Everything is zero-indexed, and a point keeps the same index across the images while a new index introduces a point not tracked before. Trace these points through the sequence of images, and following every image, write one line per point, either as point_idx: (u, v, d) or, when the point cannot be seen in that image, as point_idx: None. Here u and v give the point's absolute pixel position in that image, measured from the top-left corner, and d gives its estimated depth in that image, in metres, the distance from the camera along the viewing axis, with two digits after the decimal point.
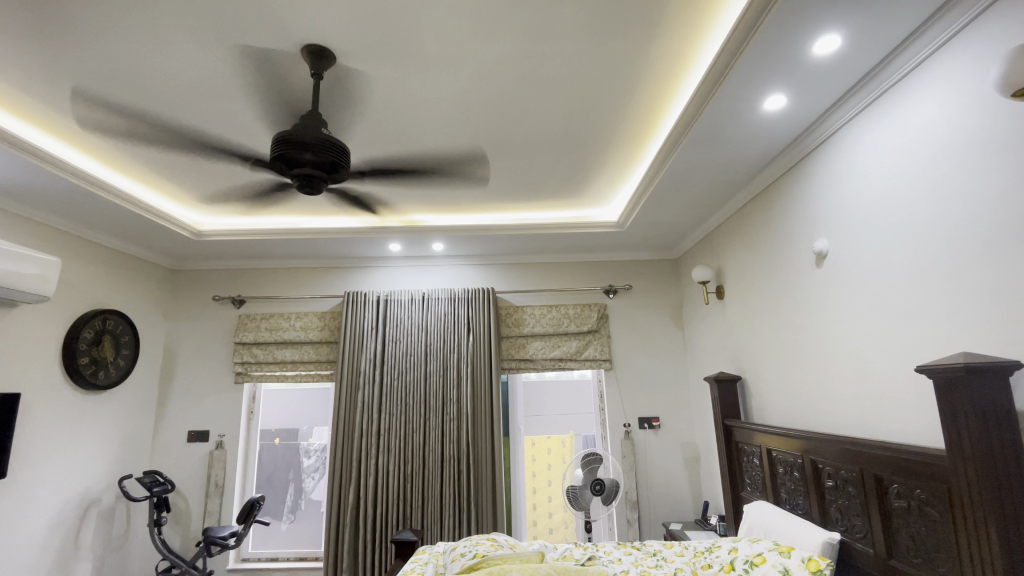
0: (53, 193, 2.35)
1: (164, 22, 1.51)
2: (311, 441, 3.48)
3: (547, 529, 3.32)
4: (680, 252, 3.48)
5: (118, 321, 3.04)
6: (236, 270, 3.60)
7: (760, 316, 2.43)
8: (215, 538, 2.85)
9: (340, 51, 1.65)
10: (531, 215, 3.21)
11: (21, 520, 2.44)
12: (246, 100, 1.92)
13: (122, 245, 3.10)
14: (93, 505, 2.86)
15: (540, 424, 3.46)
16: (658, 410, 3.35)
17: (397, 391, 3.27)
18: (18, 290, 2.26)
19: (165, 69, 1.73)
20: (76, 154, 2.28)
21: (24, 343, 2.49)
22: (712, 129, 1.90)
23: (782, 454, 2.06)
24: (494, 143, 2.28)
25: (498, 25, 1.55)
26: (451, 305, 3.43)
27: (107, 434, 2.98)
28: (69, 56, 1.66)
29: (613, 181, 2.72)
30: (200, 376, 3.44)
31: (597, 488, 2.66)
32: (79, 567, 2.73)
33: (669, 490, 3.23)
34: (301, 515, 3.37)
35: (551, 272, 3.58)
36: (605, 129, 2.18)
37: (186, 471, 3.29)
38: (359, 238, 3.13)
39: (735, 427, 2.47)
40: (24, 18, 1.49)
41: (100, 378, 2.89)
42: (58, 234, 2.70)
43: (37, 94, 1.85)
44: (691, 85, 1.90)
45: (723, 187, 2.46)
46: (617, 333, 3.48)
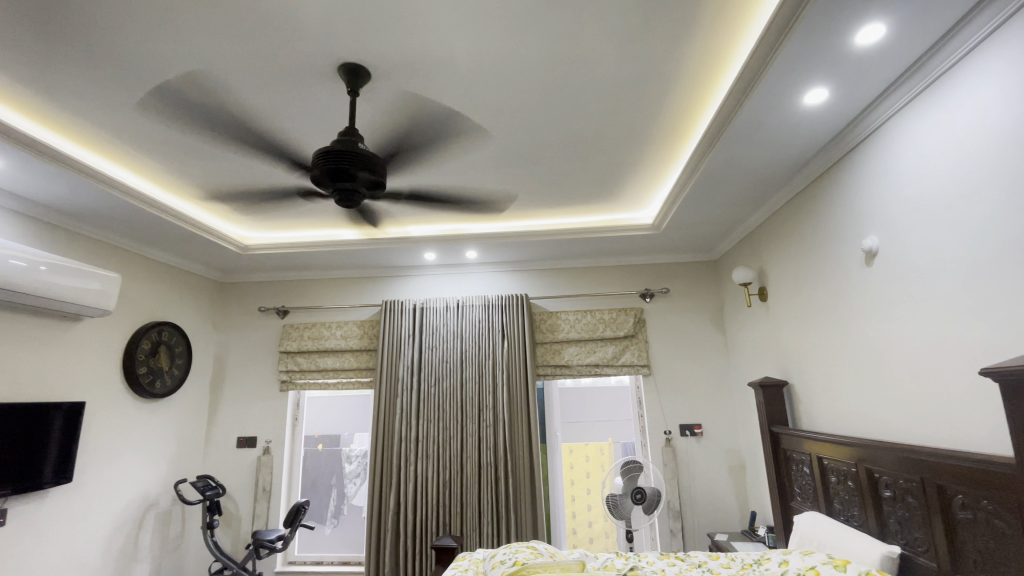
0: (113, 214, 2.52)
1: (210, 50, 1.60)
2: (352, 447, 3.56)
3: (588, 538, 3.27)
4: (719, 253, 3.39)
5: (173, 332, 3.21)
6: (279, 282, 3.74)
7: (806, 318, 2.33)
8: (263, 541, 2.93)
9: (374, 69, 1.70)
10: (564, 220, 3.19)
11: (87, 521, 2.59)
12: (287, 120, 2.01)
13: (175, 260, 3.28)
14: (151, 508, 3.02)
15: (577, 431, 3.41)
16: (699, 416, 3.26)
17: (434, 397, 3.31)
18: (82, 304, 2.42)
19: (212, 95, 1.83)
20: (132, 176, 2.43)
21: (89, 353, 2.66)
22: (750, 126, 1.85)
23: (835, 462, 1.96)
24: (525, 149, 2.29)
25: (526, 32, 1.57)
26: (485, 312, 3.44)
27: (163, 440, 3.14)
28: (126, 86, 1.77)
29: (647, 183, 2.68)
30: (247, 384, 3.58)
31: (638, 497, 2.60)
32: (138, 565, 2.88)
33: (713, 499, 3.13)
34: (344, 519, 3.44)
35: (586, 277, 3.55)
36: (636, 131, 2.16)
37: (236, 476, 3.43)
38: (394, 248, 3.20)
39: (782, 434, 2.37)
40: (85, 52, 1.60)
41: (156, 386, 3.06)
42: (116, 251, 2.87)
43: (97, 122, 1.99)
44: (726, 83, 1.86)
45: (763, 185, 2.39)
46: (654, 337, 3.41)
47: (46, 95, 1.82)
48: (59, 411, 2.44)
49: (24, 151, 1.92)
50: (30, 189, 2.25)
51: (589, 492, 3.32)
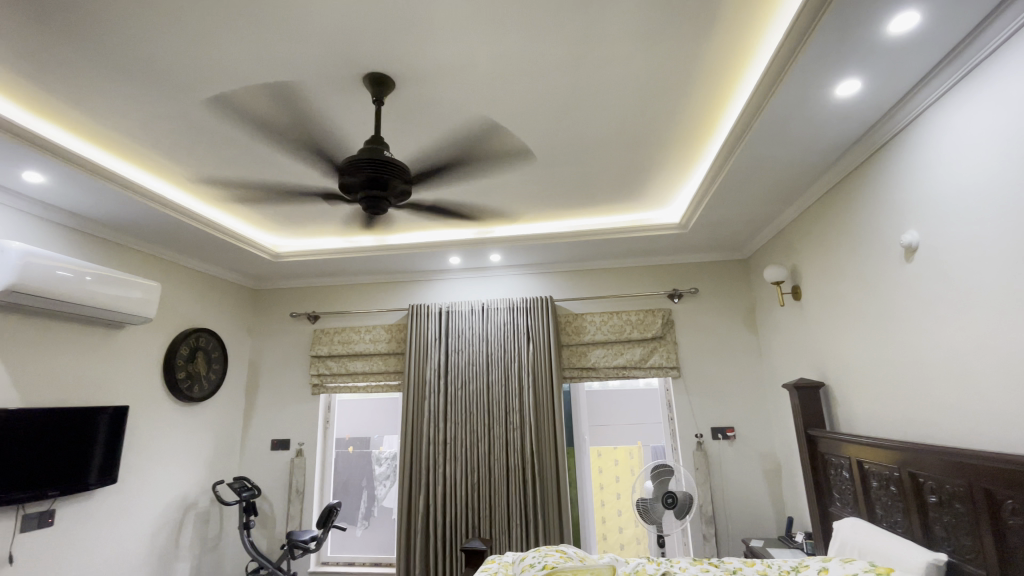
0: (152, 224, 2.62)
1: (241, 64, 1.66)
2: (382, 449, 3.61)
3: (619, 543, 3.23)
4: (749, 251, 3.30)
5: (209, 338, 3.32)
6: (309, 288, 3.83)
7: (842, 318, 2.25)
8: (297, 542, 3.00)
9: (398, 78, 1.73)
10: (588, 222, 3.17)
11: (131, 520, 2.70)
12: (314, 131, 2.06)
13: (211, 268, 3.39)
14: (191, 508, 3.13)
15: (606, 435, 3.38)
16: (731, 419, 3.18)
17: (461, 400, 3.32)
18: (125, 312, 2.53)
19: (243, 107, 1.89)
20: (170, 188, 2.53)
21: (132, 359, 2.78)
22: (779, 121, 1.80)
23: (876, 466, 1.88)
24: (548, 152, 2.29)
25: (546, 35, 1.57)
26: (510, 315, 3.44)
27: (201, 442, 3.25)
28: (164, 103, 1.85)
29: (673, 181, 2.63)
30: (280, 388, 3.68)
31: (669, 501, 2.56)
32: (178, 564, 2.98)
33: (747, 504, 3.05)
34: (374, 521, 3.49)
35: (611, 278, 3.51)
36: (661, 129, 2.12)
37: (270, 477, 3.52)
38: (420, 253, 3.23)
39: (820, 437, 2.29)
40: (126, 72, 1.68)
41: (195, 390, 3.17)
42: (156, 261, 2.99)
43: (138, 138, 2.08)
44: (753, 77, 1.82)
45: (794, 181, 2.32)
46: (683, 338, 3.35)
47: (89, 113, 1.90)
48: (104, 415, 2.54)
49: (70, 167, 2.02)
50: (76, 203, 2.36)
51: (618, 497, 3.28)
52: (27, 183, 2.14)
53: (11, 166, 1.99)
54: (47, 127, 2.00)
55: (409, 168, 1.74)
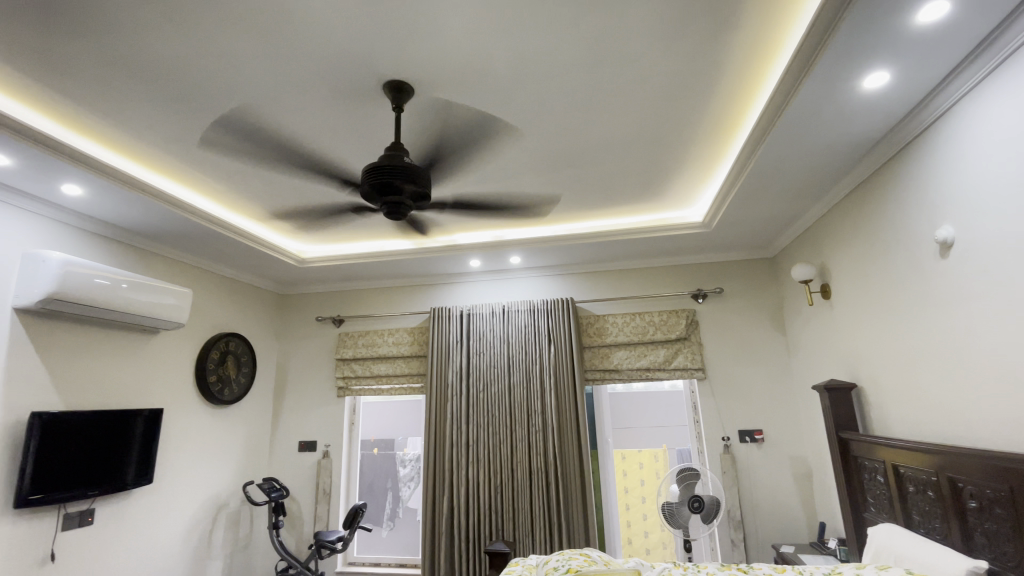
0: (183, 233, 2.71)
1: (266, 77, 1.70)
2: (406, 451, 3.65)
3: (644, 548, 3.19)
4: (776, 249, 3.23)
5: (239, 342, 3.41)
6: (334, 292, 3.90)
7: (874, 318, 2.18)
8: (325, 542, 3.04)
9: (418, 85, 1.75)
10: (610, 222, 3.15)
11: (166, 519, 2.79)
12: (336, 139, 2.09)
13: (240, 274, 3.49)
14: (223, 508, 3.21)
15: (629, 437, 3.34)
16: (760, 421, 3.11)
17: (483, 402, 3.33)
18: (159, 318, 2.62)
19: (268, 118, 1.94)
20: (200, 197, 2.61)
21: (166, 363, 2.87)
22: (805, 116, 1.76)
23: (912, 471, 1.81)
24: (568, 154, 2.28)
25: (563, 38, 1.57)
26: (531, 317, 3.43)
27: (232, 443, 3.34)
28: (194, 116, 1.91)
29: (695, 180, 2.59)
30: (307, 390, 3.75)
31: (695, 505, 2.51)
32: (211, 562, 3.07)
33: (777, 509, 2.98)
34: (399, 522, 3.53)
35: (634, 279, 3.48)
36: (681, 128, 2.10)
37: (299, 478, 3.59)
38: (441, 256, 3.26)
39: (852, 440, 2.22)
40: (159, 88, 1.75)
41: (225, 393, 3.26)
42: (187, 268, 3.09)
43: (169, 151, 2.15)
44: (777, 72, 1.78)
45: (822, 177, 2.26)
46: (709, 339, 3.29)
47: (123, 127, 1.98)
48: (140, 418, 2.62)
49: (106, 179, 2.10)
50: (112, 214, 2.46)
51: (643, 500, 3.24)
52: (66, 196, 2.23)
53: (52, 180, 2.08)
54: (85, 142, 2.08)
55: (429, 173, 1.75)
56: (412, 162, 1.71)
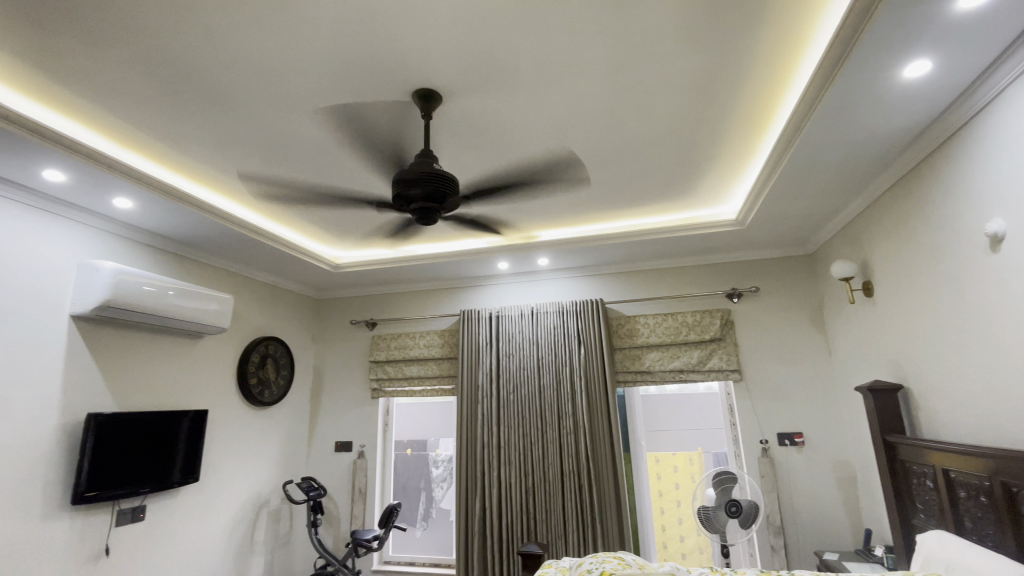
0: (224, 241, 2.82)
1: (300, 89, 1.76)
2: (438, 452, 3.69)
3: (680, 553, 3.13)
4: (814, 246, 3.12)
5: (277, 345, 3.53)
6: (367, 296, 3.98)
7: (921, 315, 2.08)
8: (361, 541, 3.11)
9: (446, 93, 1.78)
10: (640, 222, 3.11)
11: (211, 515, 2.90)
12: (368, 147, 2.14)
13: (278, 280, 3.60)
14: (264, 506, 3.32)
15: (663, 440, 3.29)
16: (800, 424, 3.02)
17: (514, 405, 3.34)
18: (203, 324, 2.73)
19: (303, 129, 2.00)
20: (239, 207, 2.71)
21: (210, 366, 2.99)
22: (842, 108, 1.70)
23: (963, 475, 1.73)
24: (595, 155, 2.27)
25: (588, 39, 1.56)
26: (560, 318, 3.42)
27: (272, 444, 3.45)
28: (233, 130, 1.99)
29: (728, 177, 2.54)
30: (342, 392, 3.84)
31: (733, 510, 2.45)
32: (254, 557, 3.18)
33: (819, 514, 2.88)
34: (433, 522, 3.57)
35: (665, 279, 3.43)
36: (711, 124, 2.06)
37: (335, 478, 3.68)
38: (470, 260, 3.28)
39: (899, 443, 2.12)
40: (201, 104, 1.83)
41: (265, 395, 3.37)
42: (229, 275, 3.22)
43: (210, 163, 2.25)
44: (810, 65, 1.73)
45: (863, 170, 2.17)
46: (744, 339, 3.21)
47: (167, 142, 2.07)
48: (185, 419, 2.73)
49: (153, 192, 2.21)
50: (159, 225, 2.58)
51: (678, 504, 3.18)
52: (118, 209, 2.36)
53: (105, 194, 2.20)
54: (134, 157, 2.19)
55: (457, 179, 1.77)
56: (441, 168, 1.73)
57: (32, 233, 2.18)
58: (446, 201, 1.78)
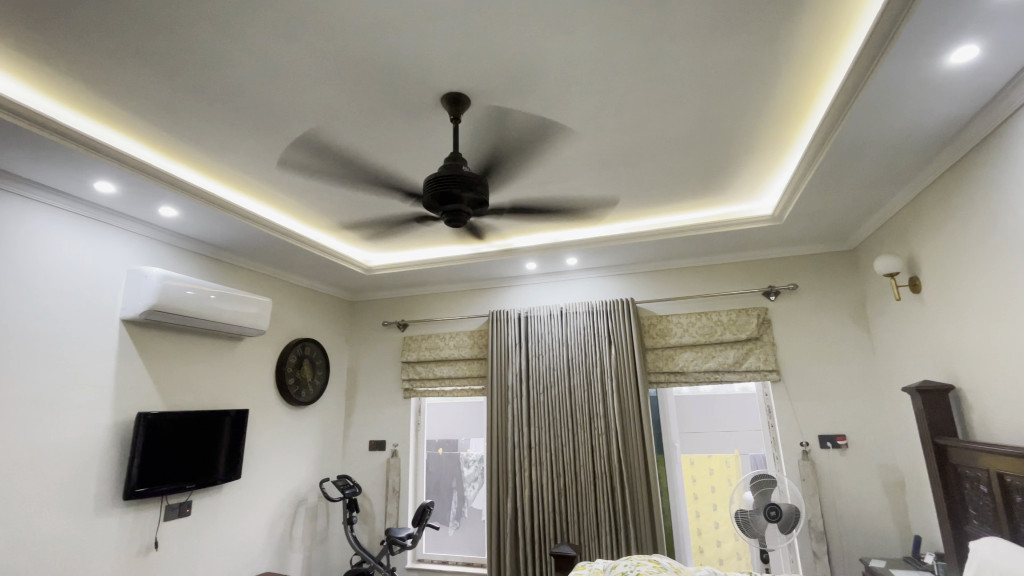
0: (262, 247, 2.91)
1: (333, 97, 1.80)
2: (469, 451, 3.72)
3: (717, 558, 3.06)
4: (856, 241, 3.00)
5: (313, 346, 3.62)
6: (398, 298, 4.04)
7: (972, 312, 1.98)
8: (395, 538, 3.15)
9: (475, 96, 1.80)
10: (670, 219, 3.05)
11: (252, 511, 3.01)
12: (399, 152, 2.17)
13: (313, 284, 3.70)
14: (302, 503, 3.42)
15: (698, 442, 3.22)
16: (842, 426, 2.91)
17: (544, 406, 3.33)
18: (243, 326, 2.83)
19: (336, 136, 2.05)
20: (275, 213, 2.79)
21: (249, 367, 3.10)
22: (884, 97, 1.63)
23: (1020, 480, 1.63)
24: (625, 153, 2.25)
25: (616, 36, 1.55)
26: (590, 319, 3.40)
27: (309, 442, 3.54)
28: (270, 139, 2.06)
29: (763, 172, 2.47)
30: (375, 393, 3.92)
31: (772, 514, 2.38)
32: (293, 552, 3.28)
33: (865, 521, 2.77)
34: (465, 521, 3.60)
35: (698, 277, 3.36)
36: (745, 118, 2.01)
37: (370, 476, 3.76)
38: (498, 261, 3.30)
39: (949, 446, 2.02)
40: (240, 115, 1.90)
41: (302, 395, 3.47)
42: (266, 279, 3.32)
43: (249, 172, 2.33)
44: (850, 54, 1.67)
45: (908, 162, 2.08)
46: (782, 338, 3.12)
47: (208, 152, 2.16)
48: (227, 418, 2.83)
49: (196, 201, 2.31)
50: (201, 232, 2.69)
51: (715, 508, 3.11)
52: (163, 217, 2.47)
53: (151, 203, 2.31)
54: (178, 168, 2.29)
55: (486, 181, 1.78)
56: (470, 171, 1.75)
57: (85, 242, 2.30)
58: (477, 203, 1.79)
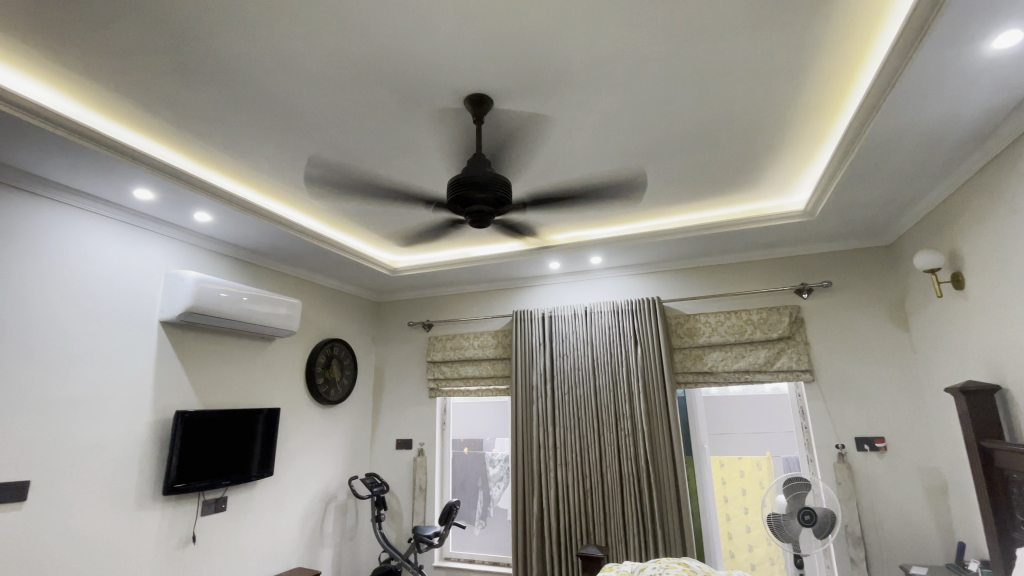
0: (292, 249, 2.98)
1: (359, 102, 1.83)
2: (494, 451, 3.73)
3: (749, 563, 2.99)
4: (894, 236, 2.89)
5: (341, 346, 3.69)
6: (423, 299, 4.08)
7: (1019, 309, 1.88)
8: (423, 536, 3.19)
9: (497, 97, 1.80)
10: (697, 217, 3.00)
11: (284, 509, 3.08)
12: (423, 153, 2.19)
13: (341, 285, 3.77)
14: (332, 500, 3.49)
15: (728, 444, 3.15)
16: (880, 428, 2.81)
17: (569, 406, 3.32)
18: (274, 327, 2.90)
19: (361, 140, 2.09)
20: (304, 216, 2.85)
21: (280, 367, 3.18)
22: (922, 87, 1.57)
23: None
24: (650, 150, 2.22)
25: (640, 33, 1.53)
26: (616, 318, 3.36)
27: (338, 440, 3.61)
28: (298, 144, 2.11)
29: (793, 167, 2.40)
30: (402, 392, 3.96)
31: (806, 519, 2.32)
32: (323, 548, 3.35)
33: (906, 527, 2.67)
34: (491, 521, 3.62)
35: (726, 275, 3.29)
36: (775, 112, 1.96)
37: (397, 475, 3.81)
38: (522, 261, 3.30)
39: (996, 450, 1.93)
40: (269, 121, 1.95)
41: (331, 394, 3.54)
42: (296, 281, 3.40)
43: (278, 176, 2.38)
44: (886, 43, 1.60)
45: (951, 153, 1.99)
46: (815, 337, 3.03)
47: (239, 158, 2.22)
48: (260, 417, 2.91)
49: (228, 206, 2.38)
50: (234, 236, 2.77)
51: (746, 512, 3.04)
52: (198, 222, 2.55)
53: (186, 209, 2.39)
54: (211, 174, 2.36)
55: (510, 181, 1.78)
56: (494, 172, 1.75)
57: (126, 248, 2.40)
58: (501, 204, 1.79)
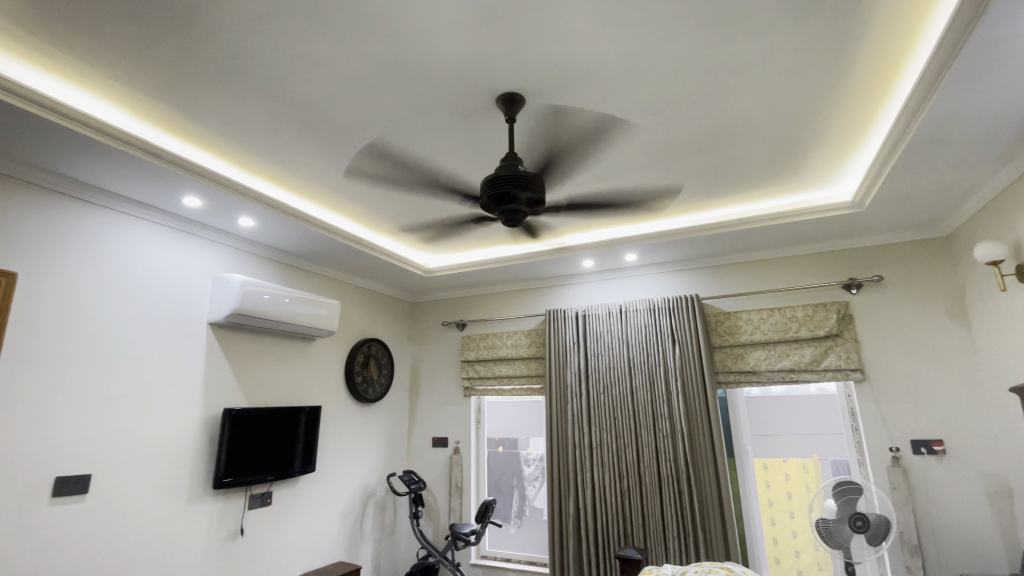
0: (331, 252, 3.06)
1: (393, 106, 1.87)
2: (529, 450, 3.73)
3: (795, 569, 2.88)
4: (952, 227, 2.72)
5: (378, 346, 3.77)
6: (457, 299, 4.12)
7: None
8: (460, 534, 3.22)
9: (529, 95, 1.80)
10: (737, 211, 2.91)
11: (325, 504, 3.17)
12: (456, 154, 2.21)
13: (378, 286, 3.85)
14: (371, 496, 3.57)
15: (772, 445, 3.05)
16: (938, 431, 2.65)
17: (605, 406, 3.28)
18: (314, 328, 2.98)
19: (395, 143, 2.12)
20: (341, 219, 2.92)
21: (321, 366, 3.27)
22: (981, 67, 1.47)
23: None
24: (686, 143, 2.16)
25: (674, 23, 1.50)
26: (652, 317, 3.30)
27: (376, 438, 3.69)
28: (335, 148, 2.16)
29: (839, 157, 2.30)
30: (437, 391, 4.01)
31: (858, 525, 2.21)
32: (363, 543, 3.43)
33: (968, 535, 2.51)
34: (527, 520, 3.61)
35: (768, 271, 3.18)
36: (819, 100, 1.88)
37: (434, 472, 3.86)
38: (555, 259, 3.28)
39: None
40: (307, 127, 2.01)
41: (370, 392, 3.62)
42: (334, 282, 3.49)
43: (316, 180, 2.45)
44: (939, 23, 1.52)
45: (1015, 136, 1.86)
46: (866, 335, 2.89)
47: (279, 164, 2.29)
48: (302, 415, 2.99)
49: (270, 211, 2.46)
50: (276, 241, 2.87)
51: (792, 516, 2.93)
52: (243, 227, 2.66)
53: (232, 215, 2.49)
54: (255, 180, 2.45)
55: (543, 179, 1.77)
56: (526, 170, 1.74)
57: (176, 253, 2.53)
58: (534, 202, 1.78)
